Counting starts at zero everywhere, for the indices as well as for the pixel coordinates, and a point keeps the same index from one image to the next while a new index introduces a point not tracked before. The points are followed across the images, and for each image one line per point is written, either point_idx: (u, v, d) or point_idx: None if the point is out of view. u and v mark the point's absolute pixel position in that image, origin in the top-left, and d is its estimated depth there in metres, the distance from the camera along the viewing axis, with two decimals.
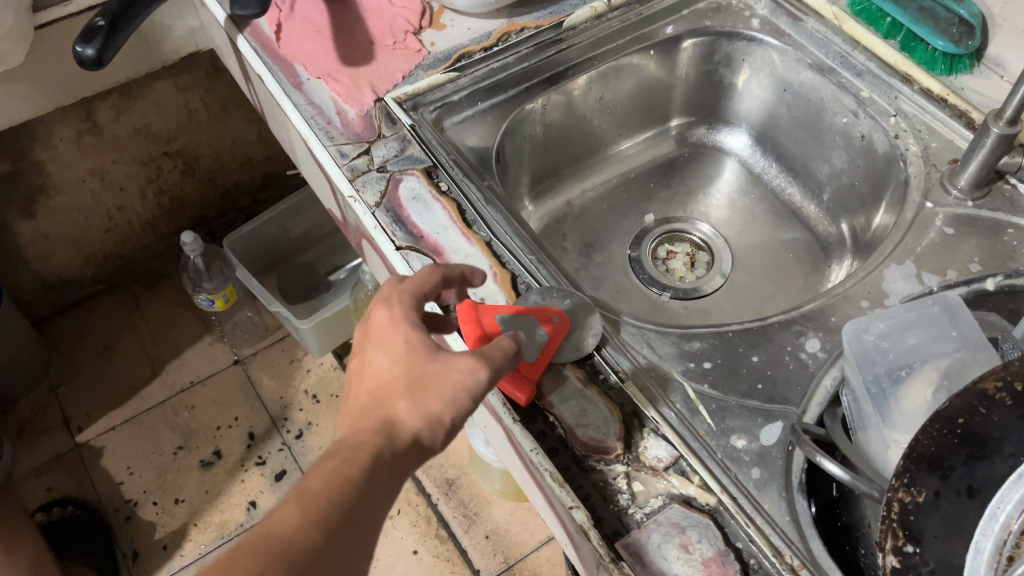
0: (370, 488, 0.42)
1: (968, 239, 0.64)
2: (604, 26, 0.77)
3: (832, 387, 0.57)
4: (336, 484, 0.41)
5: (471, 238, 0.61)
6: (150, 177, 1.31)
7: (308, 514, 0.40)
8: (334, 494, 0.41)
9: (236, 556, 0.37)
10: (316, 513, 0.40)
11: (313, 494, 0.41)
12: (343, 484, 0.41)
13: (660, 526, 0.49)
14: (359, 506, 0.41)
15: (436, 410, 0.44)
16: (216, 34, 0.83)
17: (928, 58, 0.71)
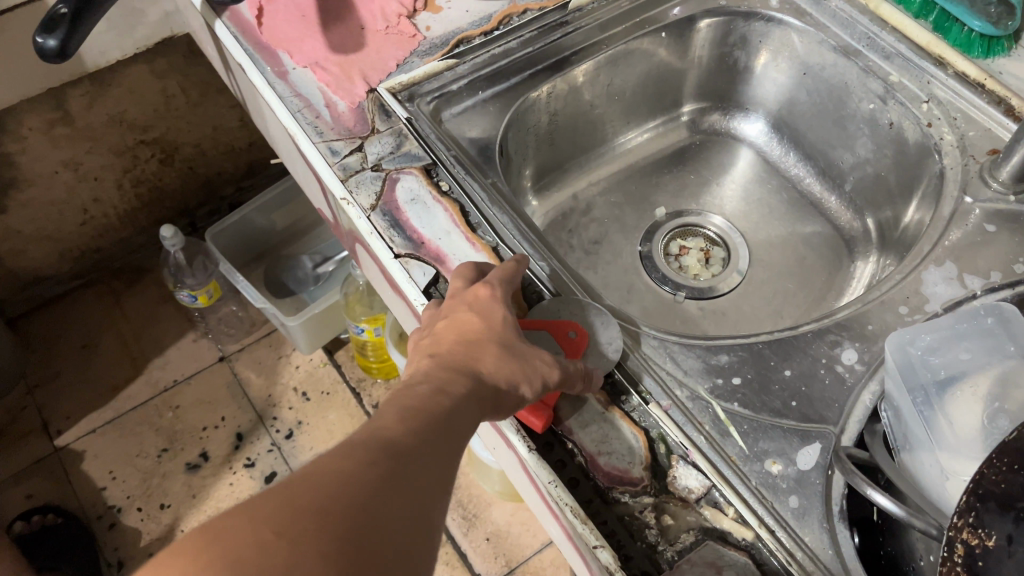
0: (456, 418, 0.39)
1: (1012, 237, 0.59)
2: (613, 6, 0.71)
3: (871, 403, 0.52)
4: (425, 405, 0.38)
5: (476, 243, 0.56)
6: (127, 167, 1.24)
7: (404, 425, 0.36)
8: (423, 413, 0.38)
9: (335, 448, 0.33)
10: (414, 427, 0.37)
11: (404, 411, 0.37)
12: (431, 406, 0.38)
13: (696, 566, 0.44)
14: (452, 430, 0.38)
15: (519, 368, 0.44)
16: (192, 19, 0.77)
17: (963, 40, 0.65)
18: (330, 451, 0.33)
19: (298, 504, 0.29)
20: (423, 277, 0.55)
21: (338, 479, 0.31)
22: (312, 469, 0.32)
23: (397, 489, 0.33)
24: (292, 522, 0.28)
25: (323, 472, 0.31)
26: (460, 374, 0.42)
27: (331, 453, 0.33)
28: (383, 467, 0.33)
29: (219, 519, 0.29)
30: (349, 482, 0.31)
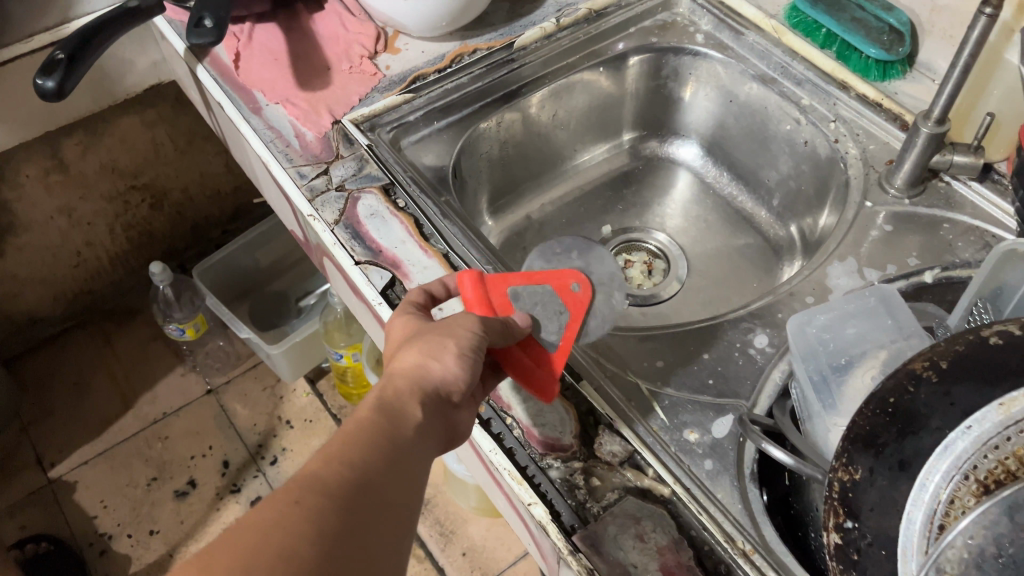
0: (400, 453, 0.43)
1: (907, 236, 0.66)
2: (554, 45, 0.80)
3: (781, 379, 0.59)
4: (369, 445, 0.42)
5: (428, 251, 0.63)
6: (118, 212, 1.31)
7: (334, 464, 0.40)
8: (369, 455, 0.41)
9: (282, 504, 0.37)
10: (342, 463, 0.41)
11: (349, 454, 0.41)
12: (376, 444, 0.42)
13: (616, 517, 0.51)
14: (382, 457, 0.42)
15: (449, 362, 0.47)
16: (177, 66, 0.85)
17: (862, 65, 0.74)
18: (280, 510, 0.37)
19: (228, 565, 0.34)
20: (381, 281, 0.61)
21: (290, 548, 0.35)
22: (263, 532, 0.35)
23: (343, 552, 0.37)
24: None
25: (260, 533, 0.35)
26: (405, 399, 0.45)
27: (280, 511, 0.36)
28: (330, 530, 0.37)
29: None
30: (300, 552, 0.35)
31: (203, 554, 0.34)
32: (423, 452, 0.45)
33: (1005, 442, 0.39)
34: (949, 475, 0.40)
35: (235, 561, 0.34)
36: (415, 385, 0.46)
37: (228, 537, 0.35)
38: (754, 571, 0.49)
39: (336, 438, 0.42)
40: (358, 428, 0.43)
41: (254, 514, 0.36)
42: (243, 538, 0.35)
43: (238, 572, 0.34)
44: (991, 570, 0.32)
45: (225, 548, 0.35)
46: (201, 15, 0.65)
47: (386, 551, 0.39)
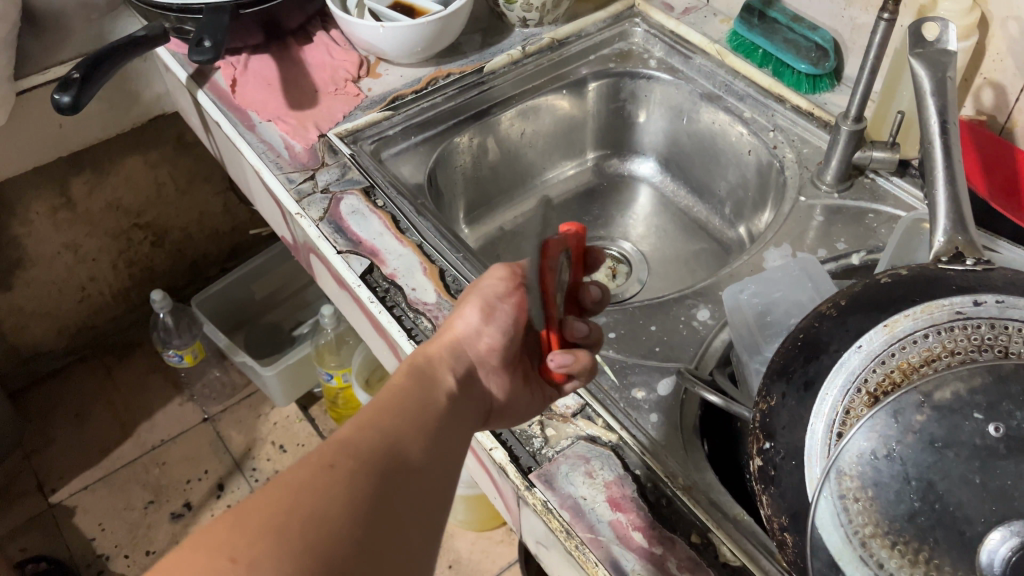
0: (429, 428, 0.46)
1: (837, 224, 0.73)
2: (520, 70, 0.89)
3: (721, 348, 0.65)
4: (400, 421, 0.45)
5: (403, 241, 0.70)
6: (121, 248, 1.39)
7: (365, 429, 0.43)
8: (401, 429, 0.44)
9: (316, 467, 0.39)
10: (374, 428, 0.43)
11: (381, 425, 0.44)
12: (407, 420, 0.45)
13: (568, 458, 0.57)
14: (414, 422, 0.45)
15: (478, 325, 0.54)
16: (180, 95, 0.94)
17: (794, 80, 0.83)
18: (315, 472, 0.39)
19: (272, 516, 0.36)
20: (360, 266, 0.68)
21: (324, 506, 0.37)
22: (297, 489, 0.38)
23: (377, 510, 0.39)
24: (267, 532, 0.35)
25: (297, 489, 0.38)
26: (436, 369, 0.50)
27: (313, 473, 0.39)
28: (365, 490, 0.39)
29: (211, 536, 0.35)
30: (331, 510, 0.37)
31: (240, 508, 0.36)
32: (453, 425, 0.48)
33: (891, 357, 0.45)
34: (846, 389, 0.46)
35: (269, 517, 0.36)
36: (448, 350, 0.52)
37: (265, 493, 0.37)
38: (692, 503, 0.54)
39: (369, 410, 0.45)
40: (389, 405, 0.46)
41: (289, 476, 0.38)
42: (278, 494, 0.37)
43: (272, 526, 0.35)
44: (880, 465, 0.41)
45: (261, 504, 0.37)
46: (201, 36, 0.75)
47: (421, 510, 0.41)
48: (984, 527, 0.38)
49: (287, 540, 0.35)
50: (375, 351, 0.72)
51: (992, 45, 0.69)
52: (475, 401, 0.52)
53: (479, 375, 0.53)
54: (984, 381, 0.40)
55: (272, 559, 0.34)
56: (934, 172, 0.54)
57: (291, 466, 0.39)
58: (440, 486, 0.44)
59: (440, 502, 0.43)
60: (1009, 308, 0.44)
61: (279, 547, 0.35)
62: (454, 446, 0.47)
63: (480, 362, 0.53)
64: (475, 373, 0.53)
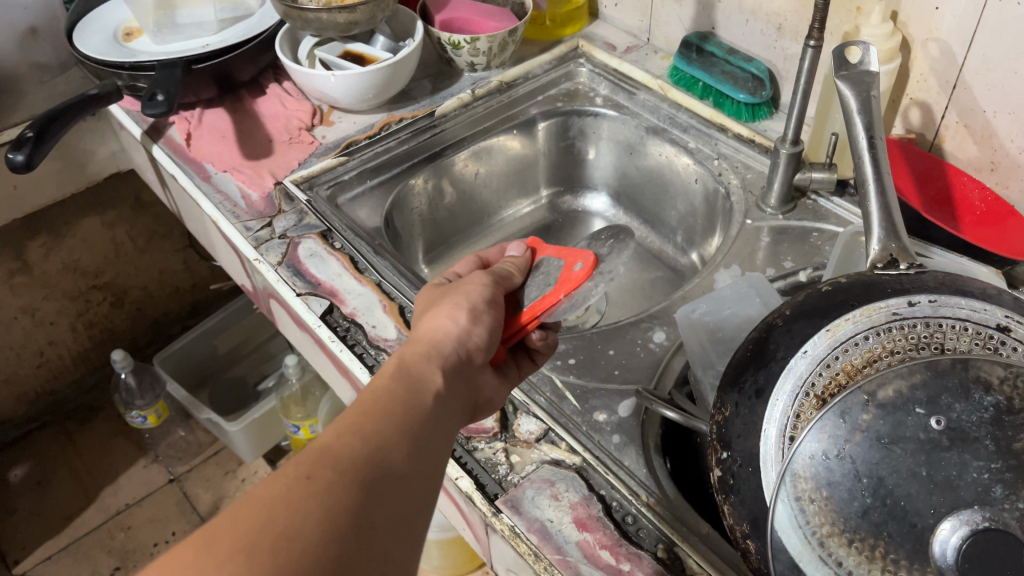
0: (413, 430, 0.44)
1: (783, 244, 0.75)
2: (471, 112, 0.92)
3: (679, 368, 0.67)
4: (383, 425, 0.43)
5: (362, 281, 0.71)
6: (80, 310, 1.37)
7: (348, 436, 0.41)
8: (383, 433, 0.42)
9: (292, 478, 0.38)
10: (356, 434, 0.42)
11: (362, 430, 0.42)
12: (390, 423, 0.43)
13: (533, 482, 0.58)
14: (399, 422, 0.44)
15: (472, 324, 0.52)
16: (134, 151, 0.95)
17: (734, 109, 0.86)
18: (289, 486, 0.38)
19: (244, 533, 0.35)
20: (320, 307, 0.69)
21: (296, 526, 0.36)
22: (269, 509, 0.37)
23: (354, 525, 0.38)
24: (236, 550, 0.35)
25: (271, 502, 0.37)
26: (420, 368, 0.48)
27: (289, 487, 0.38)
28: (342, 504, 0.38)
29: (182, 553, 0.35)
30: (305, 527, 0.36)
31: (211, 526, 0.36)
32: (440, 425, 0.46)
33: (835, 360, 0.47)
34: (795, 394, 0.47)
35: (239, 535, 0.35)
36: (435, 350, 0.50)
37: (235, 513, 0.36)
38: (658, 518, 0.55)
39: (350, 413, 0.43)
40: (371, 406, 0.44)
41: (264, 491, 0.37)
42: (248, 513, 0.36)
43: (241, 547, 0.35)
44: (833, 465, 0.43)
45: (231, 525, 0.36)
46: (154, 91, 0.77)
47: (403, 518, 0.40)
48: (935, 518, 0.40)
49: (254, 565, 0.34)
50: (339, 391, 0.73)
51: (916, 66, 0.72)
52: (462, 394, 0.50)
53: (467, 371, 0.51)
54: (923, 377, 0.43)
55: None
56: (866, 185, 0.56)
57: (268, 479, 0.38)
58: (424, 494, 0.42)
59: (422, 510, 0.42)
60: (942, 307, 0.47)
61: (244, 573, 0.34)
62: (439, 447, 0.45)
63: (467, 359, 0.51)
64: (462, 366, 0.51)
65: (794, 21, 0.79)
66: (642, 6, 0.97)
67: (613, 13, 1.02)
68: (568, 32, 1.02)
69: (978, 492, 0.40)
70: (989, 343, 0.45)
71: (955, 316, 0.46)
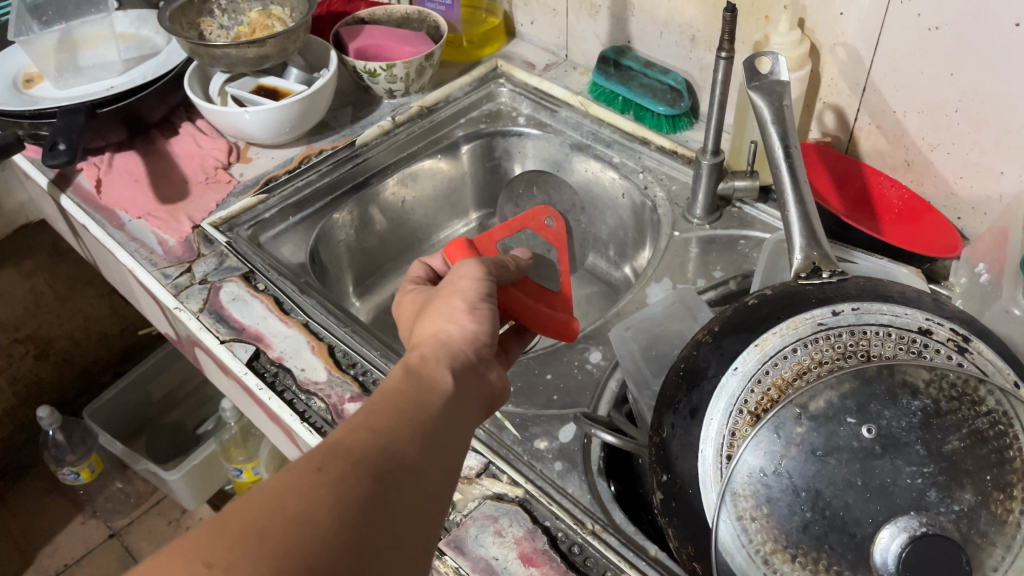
0: (427, 426, 0.41)
1: (712, 253, 0.76)
2: (393, 139, 0.90)
3: (617, 388, 0.66)
4: (395, 421, 0.41)
5: (289, 322, 0.69)
6: (2, 366, 1.31)
7: (360, 430, 0.39)
8: (396, 428, 0.40)
9: (301, 471, 0.36)
10: (367, 430, 0.39)
11: (374, 425, 0.40)
12: (403, 417, 0.41)
13: (476, 520, 0.57)
14: (413, 421, 0.41)
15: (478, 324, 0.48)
16: (43, 202, 0.91)
17: (655, 122, 0.86)
18: (299, 477, 0.36)
19: (252, 519, 0.33)
20: (245, 353, 0.67)
21: (307, 515, 0.34)
22: (277, 498, 0.34)
23: (366, 518, 0.35)
24: (242, 535, 0.32)
25: (281, 492, 0.35)
26: (434, 363, 0.45)
27: (297, 478, 0.36)
28: (354, 496, 0.36)
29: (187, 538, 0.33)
30: (315, 517, 0.34)
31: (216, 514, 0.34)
32: (456, 421, 0.43)
33: (766, 375, 0.46)
34: (728, 412, 0.47)
35: (247, 522, 0.33)
36: (444, 351, 0.46)
37: (244, 502, 0.34)
38: (605, 546, 0.54)
39: (362, 410, 0.41)
40: (385, 401, 0.42)
41: (273, 481, 0.35)
42: (256, 503, 0.34)
43: (249, 534, 0.32)
44: (770, 482, 0.42)
45: (238, 512, 0.33)
46: (54, 140, 0.74)
47: (416, 518, 0.38)
48: (874, 526, 0.40)
49: (260, 555, 0.32)
50: (273, 437, 0.70)
51: (826, 71, 0.73)
52: (479, 388, 0.47)
53: (483, 368, 0.48)
54: (851, 386, 0.43)
55: (245, 566, 0.31)
56: (785, 193, 0.57)
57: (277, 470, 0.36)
58: (437, 492, 0.40)
59: (435, 510, 0.39)
60: (864, 314, 0.47)
61: (250, 560, 0.31)
62: (455, 445, 0.42)
63: (481, 356, 0.48)
64: (478, 360, 0.48)
65: (706, 31, 0.80)
66: (557, 23, 0.97)
67: (529, 31, 1.02)
68: (486, 52, 1.01)
69: (913, 498, 0.40)
70: (913, 347, 0.46)
71: (878, 322, 0.47)
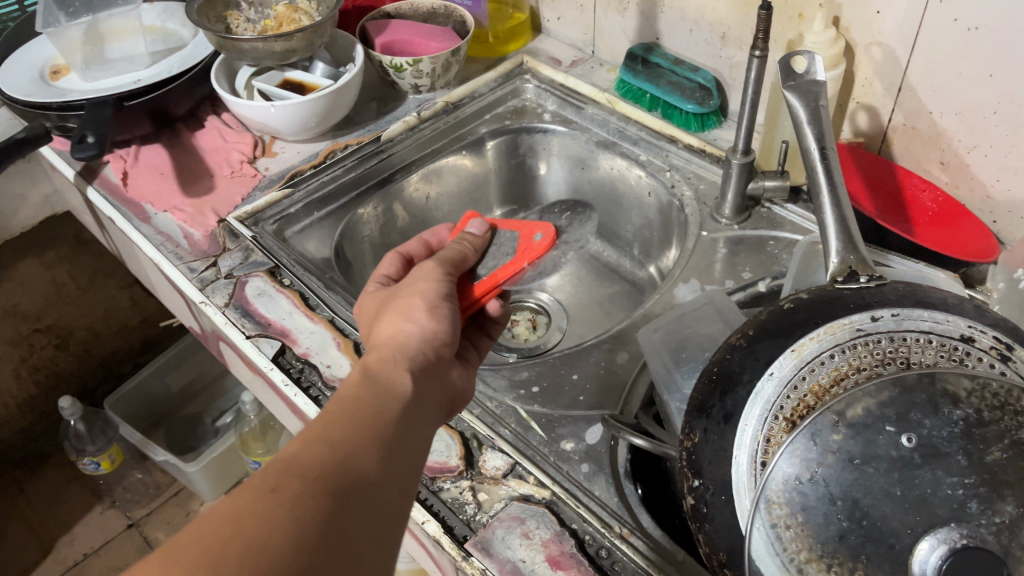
0: (385, 434, 0.41)
1: (740, 255, 0.75)
2: (418, 135, 0.90)
3: (644, 390, 0.65)
4: (352, 431, 0.40)
5: (314, 318, 0.69)
6: (24, 356, 1.32)
7: (315, 445, 0.39)
8: (353, 439, 0.40)
9: (256, 492, 0.36)
10: (324, 443, 0.39)
11: (331, 437, 0.39)
12: (360, 428, 0.41)
13: (502, 521, 0.56)
14: (370, 429, 0.41)
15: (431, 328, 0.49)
16: (68, 193, 0.91)
17: (683, 120, 0.85)
18: (253, 500, 0.35)
19: (206, 549, 0.33)
20: (271, 349, 0.66)
21: (262, 540, 0.33)
22: (232, 521, 0.34)
23: (324, 535, 0.35)
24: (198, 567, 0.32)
25: (236, 517, 0.34)
26: (390, 368, 0.46)
27: (252, 500, 0.35)
28: (311, 515, 0.35)
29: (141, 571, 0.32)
30: (271, 542, 0.34)
31: (172, 546, 0.33)
32: (413, 426, 0.43)
33: (802, 381, 0.46)
34: (764, 417, 0.46)
35: (202, 553, 0.33)
36: (400, 353, 0.47)
37: (197, 530, 0.34)
38: (633, 550, 0.54)
39: (317, 422, 0.40)
40: (340, 412, 0.41)
41: (228, 503, 0.35)
42: (212, 531, 0.34)
43: (205, 564, 0.32)
44: (806, 490, 0.42)
45: (192, 541, 0.33)
46: (82, 133, 0.74)
47: (377, 529, 0.38)
48: (913, 538, 0.39)
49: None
50: (296, 433, 0.70)
51: (860, 71, 0.72)
52: (437, 393, 0.47)
53: (440, 368, 0.49)
54: (891, 394, 0.42)
55: None
56: (821, 196, 0.56)
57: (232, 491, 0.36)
58: (397, 502, 0.40)
59: (397, 519, 0.39)
60: (905, 320, 0.46)
61: None
62: (415, 451, 0.42)
63: (439, 356, 0.49)
64: (433, 364, 0.48)
65: (737, 29, 0.79)
66: (584, 19, 0.96)
67: (556, 26, 1.01)
68: (511, 48, 1.00)
69: (953, 509, 0.39)
70: (954, 355, 0.45)
71: (918, 329, 0.46)
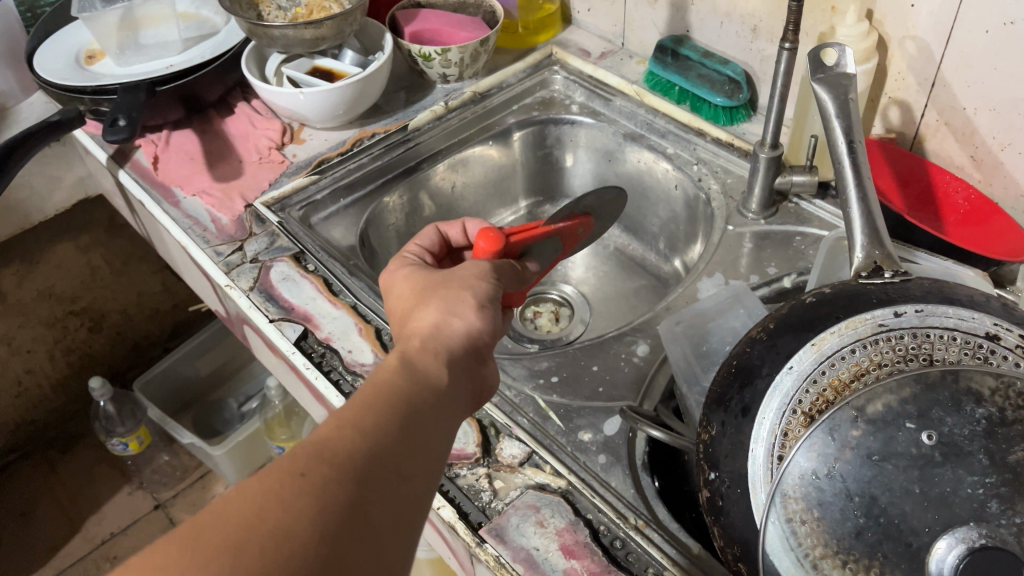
0: (417, 425, 0.41)
1: (766, 250, 0.74)
2: (445, 124, 0.90)
3: (665, 383, 0.65)
4: (385, 419, 0.40)
5: (337, 303, 0.69)
6: (57, 337, 1.35)
7: (346, 429, 0.39)
8: (385, 428, 0.40)
9: (284, 475, 0.36)
10: (356, 428, 0.39)
11: (363, 423, 0.39)
12: (393, 416, 0.40)
13: (518, 509, 0.56)
14: (402, 418, 0.41)
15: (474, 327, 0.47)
16: (101, 177, 0.92)
17: (712, 113, 0.84)
18: (281, 483, 0.35)
19: (231, 530, 0.33)
20: (294, 333, 0.67)
21: (287, 528, 0.34)
22: (257, 506, 0.34)
23: (347, 528, 0.35)
24: (222, 549, 0.32)
25: (262, 500, 0.34)
26: (428, 358, 0.45)
27: (279, 483, 0.35)
28: (337, 504, 0.35)
29: (166, 546, 0.33)
30: (295, 529, 0.34)
31: (196, 523, 0.34)
32: (444, 417, 0.43)
33: (822, 375, 0.45)
34: (782, 411, 0.45)
35: (225, 535, 0.33)
36: (442, 347, 0.46)
37: (223, 509, 0.34)
38: (648, 541, 0.54)
39: (350, 405, 0.40)
40: (375, 398, 0.41)
41: (254, 486, 0.35)
42: (238, 510, 0.34)
43: (228, 547, 0.33)
44: (823, 485, 0.41)
45: (217, 522, 0.33)
46: (115, 116, 0.75)
47: (400, 521, 0.38)
48: (930, 536, 0.38)
49: (239, 572, 0.32)
50: (317, 419, 0.71)
51: (893, 65, 0.71)
52: (469, 384, 0.47)
53: (476, 363, 0.48)
54: (913, 391, 0.41)
55: None
56: (847, 190, 0.55)
57: (259, 472, 0.36)
58: (423, 493, 0.40)
59: (421, 511, 0.39)
60: (929, 316, 0.45)
61: None
62: (444, 443, 0.42)
63: (478, 351, 0.48)
64: (472, 356, 0.47)
65: (768, 22, 0.78)
66: (615, 11, 0.95)
67: (586, 18, 1.00)
68: (541, 39, 1.00)
69: (974, 509, 0.38)
70: (978, 353, 0.44)
71: (942, 326, 0.45)
